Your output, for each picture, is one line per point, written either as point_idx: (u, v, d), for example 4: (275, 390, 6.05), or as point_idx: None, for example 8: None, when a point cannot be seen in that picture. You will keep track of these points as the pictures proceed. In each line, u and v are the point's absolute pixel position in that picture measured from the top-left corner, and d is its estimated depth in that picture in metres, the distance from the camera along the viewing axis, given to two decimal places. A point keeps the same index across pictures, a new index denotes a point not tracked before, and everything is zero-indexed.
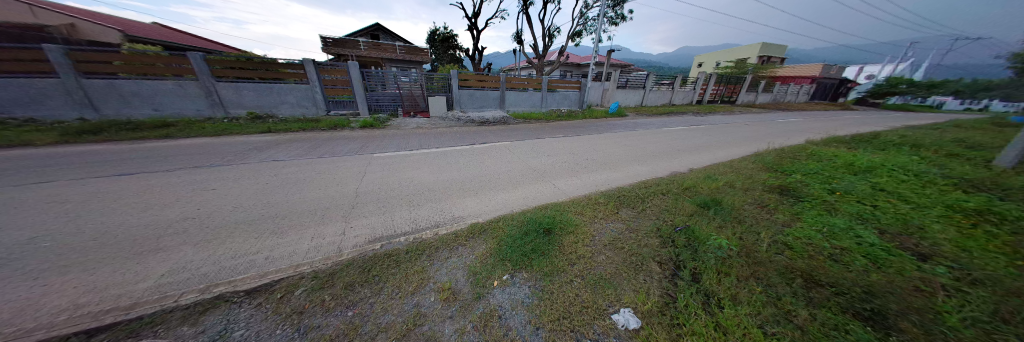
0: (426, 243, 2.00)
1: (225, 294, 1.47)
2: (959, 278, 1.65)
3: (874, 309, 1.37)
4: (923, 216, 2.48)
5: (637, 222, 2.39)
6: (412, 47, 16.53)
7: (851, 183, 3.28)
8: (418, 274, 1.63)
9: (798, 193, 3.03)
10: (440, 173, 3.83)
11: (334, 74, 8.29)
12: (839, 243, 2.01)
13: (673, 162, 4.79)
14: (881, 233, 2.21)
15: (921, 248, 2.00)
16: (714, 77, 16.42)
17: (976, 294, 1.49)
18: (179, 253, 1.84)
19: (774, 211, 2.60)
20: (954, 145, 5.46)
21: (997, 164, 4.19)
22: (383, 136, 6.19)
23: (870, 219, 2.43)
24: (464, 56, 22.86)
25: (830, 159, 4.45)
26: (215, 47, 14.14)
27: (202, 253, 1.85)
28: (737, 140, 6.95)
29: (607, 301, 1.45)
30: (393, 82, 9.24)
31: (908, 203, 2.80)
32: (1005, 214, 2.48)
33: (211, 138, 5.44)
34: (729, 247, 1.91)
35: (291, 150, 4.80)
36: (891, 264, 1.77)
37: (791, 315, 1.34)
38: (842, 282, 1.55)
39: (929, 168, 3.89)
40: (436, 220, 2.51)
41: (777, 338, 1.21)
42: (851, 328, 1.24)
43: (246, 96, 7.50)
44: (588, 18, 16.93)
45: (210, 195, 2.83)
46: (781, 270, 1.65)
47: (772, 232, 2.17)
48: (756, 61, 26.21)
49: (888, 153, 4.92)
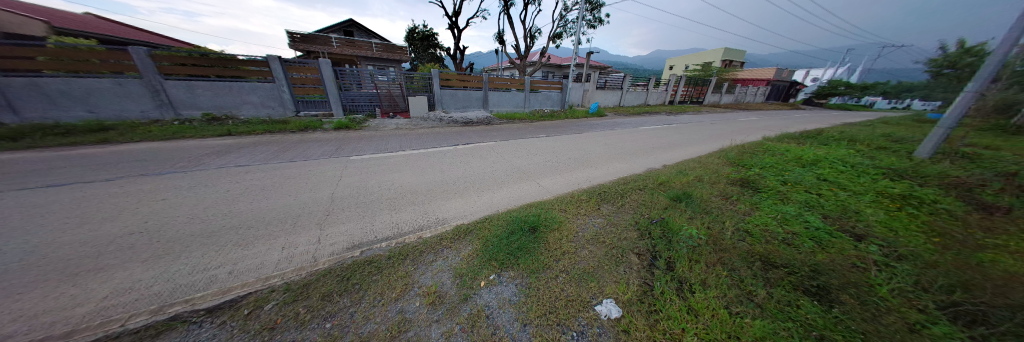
0: (410, 246, 1.98)
1: (181, 315, 1.35)
2: (888, 255, 1.90)
3: (820, 286, 1.55)
4: (860, 202, 2.83)
5: (617, 216, 2.51)
6: (390, 45, 15.73)
7: (800, 175, 3.67)
8: (402, 280, 1.61)
9: (756, 185, 3.33)
10: (423, 175, 3.77)
11: (304, 72, 7.85)
12: (791, 229, 2.25)
13: (649, 159, 5.07)
14: (826, 218, 2.49)
15: (858, 229, 2.28)
16: (684, 78, 17.49)
17: (901, 268, 1.73)
18: (123, 272, 1.65)
19: (736, 202, 2.85)
20: (883, 139, 6.26)
21: (915, 155, 4.84)
22: (360, 138, 5.97)
23: (816, 206, 2.73)
24: (445, 55, 22.50)
25: (782, 153, 4.94)
26: (164, 42, 12.83)
27: (152, 271, 1.68)
28: (705, 138, 7.46)
29: (590, 293, 1.52)
30: (370, 81, 8.94)
31: (846, 190, 3.18)
32: (920, 199, 2.91)
33: (161, 143, 4.95)
34: (698, 236, 2.07)
35: (256, 154, 4.49)
36: (833, 245, 2.02)
37: (752, 294, 1.50)
38: (793, 263, 1.74)
39: (862, 159, 4.43)
40: (420, 223, 2.48)
41: (741, 317, 1.34)
42: (801, 304, 1.41)
43: (202, 96, 6.88)
44: (568, 20, 17.31)
45: (161, 206, 2.58)
46: (742, 255, 1.83)
47: (734, 221, 2.38)
48: (721, 64, 28.25)
49: (830, 147, 5.54)
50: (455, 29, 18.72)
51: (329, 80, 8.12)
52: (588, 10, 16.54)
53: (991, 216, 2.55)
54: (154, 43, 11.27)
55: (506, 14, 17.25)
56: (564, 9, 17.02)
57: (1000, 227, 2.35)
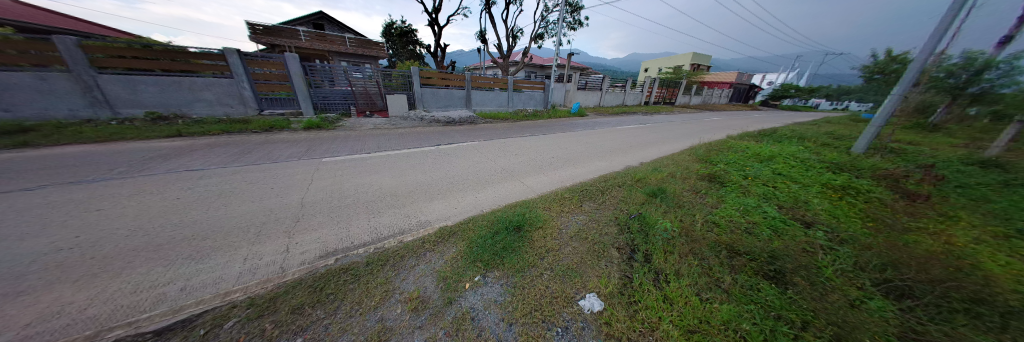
0: (390, 251, 1.91)
1: (123, 339, 1.19)
2: (832, 239, 2.14)
3: (777, 270, 1.71)
4: (808, 193, 3.16)
5: (598, 213, 2.60)
6: (365, 40, 14.94)
7: (759, 170, 4.01)
8: (382, 287, 1.55)
9: (721, 180, 3.60)
10: (403, 176, 3.64)
11: (267, 67, 7.24)
12: (752, 219, 2.46)
13: (627, 157, 5.30)
14: (781, 208, 2.74)
15: (807, 217, 2.54)
16: (658, 80, 18.43)
17: (843, 251, 1.96)
18: (48, 295, 1.43)
19: (705, 196, 3.06)
20: (826, 137, 7.03)
21: (853, 151, 5.44)
22: (334, 139, 5.65)
23: (773, 198, 3.00)
24: (424, 53, 21.90)
25: (743, 150, 5.37)
26: (98, 31, 11.34)
27: (84, 292, 1.46)
28: (677, 137, 7.92)
29: (574, 289, 1.56)
30: (344, 78, 8.61)
31: (798, 183, 3.53)
32: (857, 189, 3.30)
33: (96, 145, 4.36)
34: (672, 229, 2.20)
35: (213, 157, 4.08)
36: (787, 232, 2.24)
37: (720, 281, 1.62)
38: (754, 250, 1.90)
39: (810, 155, 4.95)
40: (400, 227, 2.39)
41: (710, 303, 1.45)
42: (761, 287, 1.55)
43: (146, 92, 6.13)
44: (549, 21, 17.57)
45: (96, 217, 2.27)
46: (711, 245, 1.97)
47: (703, 213, 2.55)
48: (690, 67, 30.12)
49: (784, 144, 6.12)
50: (435, 26, 18.29)
51: (296, 76, 7.59)
52: (568, 12, 16.89)
53: (913, 203, 2.96)
54: (86, 32, 9.94)
55: (488, 13, 17.17)
56: (545, 10, 17.25)
57: (919, 212, 2.74)
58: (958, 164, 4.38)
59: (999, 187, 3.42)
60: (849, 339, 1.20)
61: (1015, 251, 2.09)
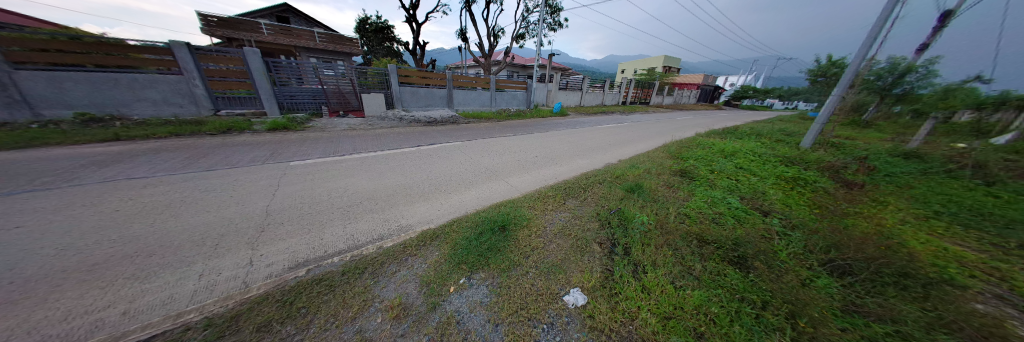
0: (369, 258, 1.83)
1: None
2: (786, 225, 2.38)
3: (740, 256, 1.86)
4: (765, 184, 3.48)
5: (580, 209, 2.67)
6: (336, 36, 14.07)
7: (724, 165, 4.33)
8: (360, 296, 1.48)
9: (691, 174, 3.86)
10: (381, 179, 3.51)
11: (223, 62, 6.60)
12: (718, 210, 2.65)
13: (606, 155, 5.50)
14: (743, 199, 2.98)
15: (765, 206, 2.79)
16: (633, 81, 19.27)
17: (794, 236, 2.17)
18: None
19: (677, 190, 3.25)
20: (779, 134, 7.78)
21: (801, 146, 6.05)
22: (304, 141, 5.28)
23: (736, 190, 3.26)
24: (402, 50, 21.15)
25: (709, 147, 5.78)
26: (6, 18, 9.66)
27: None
28: (652, 135, 8.33)
29: (559, 285, 1.59)
30: (314, 75, 8.08)
31: (756, 175, 3.87)
32: (805, 179, 3.69)
33: (5, 152, 3.71)
34: (648, 222, 2.31)
35: (160, 163, 3.64)
36: (748, 220, 2.45)
37: (691, 269, 1.73)
38: (721, 239, 2.05)
39: (766, 150, 5.44)
40: (378, 232, 2.28)
41: (684, 290, 1.54)
42: (727, 272, 1.68)
43: (72, 90, 5.33)
44: (529, 21, 17.69)
45: (12, 236, 1.93)
46: (683, 236, 2.10)
47: (676, 206, 2.71)
48: (662, 69, 31.87)
49: (745, 140, 6.68)
50: (413, 23, 17.74)
51: (258, 73, 7.00)
52: (548, 13, 17.20)
53: (851, 191, 3.36)
54: None
55: (468, 11, 17.00)
56: (525, 11, 17.36)
57: (856, 198, 3.11)
58: (886, 156, 5.02)
59: (917, 175, 3.98)
60: (801, 315, 1.34)
61: (930, 229, 2.45)
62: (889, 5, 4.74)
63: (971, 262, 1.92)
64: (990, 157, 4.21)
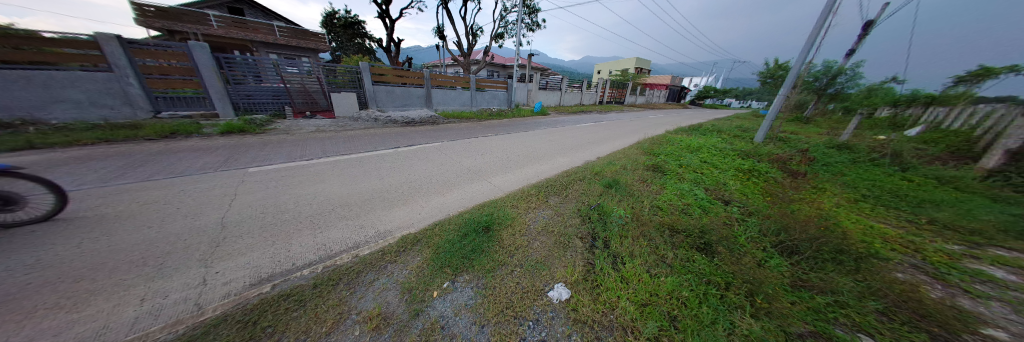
0: (344, 268, 1.73)
1: None
2: (743, 212, 2.62)
3: (707, 243, 2.01)
4: (726, 176, 3.80)
5: (562, 206, 2.73)
6: (299, 31, 13.01)
7: (690, 159, 4.66)
8: (335, 308, 1.40)
9: (662, 169, 4.11)
10: (356, 183, 3.33)
11: (164, 58, 5.82)
12: (687, 201, 2.85)
13: (585, 152, 5.65)
14: (709, 190, 3.23)
15: (727, 196, 3.03)
16: (608, 82, 20.03)
17: (750, 221, 2.40)
18: None
19: (651, 184, 3.44)
20: (736, 130, 8.53)
21: (756, 140, 6.68)
22: (266, 144, 4.85)
23: (702, 182, 3.52)
24: (374, 47, 20.14)
25: (678, 143, 6.18)
26: None
27: None
28: (626, 133, 8.73)
29: (543, 281, 1.62)
30: (274, 73, 7.47)
31: (719, 168, 4.22)
32: (759, 170, 4.08)
33: None
34: (625, 216, 2.42)
35: (87, 174, 3.14)
36: (712, 210, 2.65)
37: (664, 257, 1.84)
38: (689, 227, 2.20)
39: (726, 145, 5.94)
40: (353, 240, 2.16)
41: (658, 277, 1.63)
42: (696, 259, 1.81)
43: None
44: (507, 21, 17.67)
45: None
46: (657, 227, 2.22)
47: (650, 199, 2.87)
48: (634, 70, 33.50)
49: (708, 137, 7.23)
50: (386, 19, 16.99)
51: (207, 70, 6.29)
52: (525, 14, 17.34)
53: (796, 179, 3.79)
54: None
55: (444, 8, 16.62)
56: (503, 10, 17.30)
57: (800, 186, 3.51)
58: (825, 148, 5.70)
59: (848, 164, 4.57)
60: (758, 292, 1.48)
61: (860, 211, 2.82)
62: (823, 15, 5.38)
63: (891, 238, 2.24)
64: (902, 147, 4.95)
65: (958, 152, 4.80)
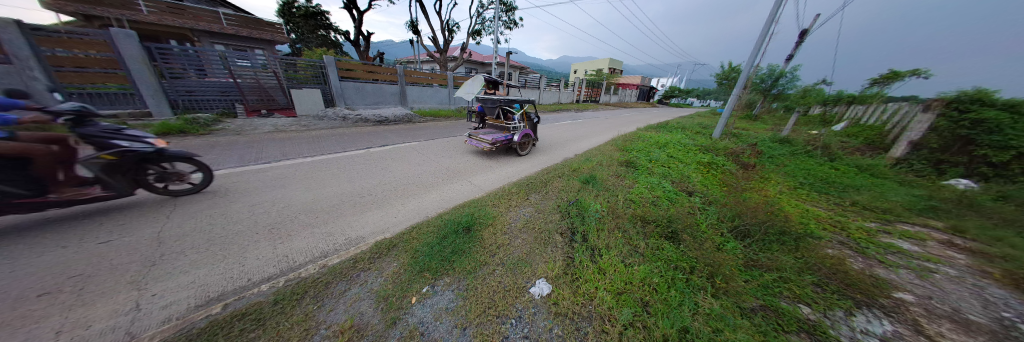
0: (310, 280, 1.60)
1: None
2: (704, 202, 2.85)
3: (674, 231, 2.15)
4: (689, 169, 4.12)
5: (542, 203, 2.77)
6: (251, 20, 11.76)
7: (659, 154, 4.98)
8: (302, 324, 1.29)
9: (634, 164, 4.33)
10: (321, 187, 3.09)
11: (77, 47, 4.90)
12: (656, 193, 3.03)
13: (563, 150, 5.79)
14: (675, 183, 3.47)
15: (691, 188, 3.28)
16: (583, 81, 20.65)
17: (710, 210, 2.62)
18: None
19: (624, 178, 3.61)
20: (697, 127, 9.27)
21: (714, 136, 7.31)
22: (213, 146, 4.32)
23: (670, 175, 3.78)
24: (340, 40, 18.79)
25: (647, 139, 6.57)
26: None
27: None
28: (601, 130, 9.09)
29: (525, 278, 1.63)
30: (221, 66, 6.66)
31: (683, 162, 4.55)
32: (717, 163, 4.48)
33: None
34: (601, 210, 2.52)
35: None
36: (678, 201, 2.85)
37: (637, 247, 1.94)
38: (658, 217, 2.35)
39: (690, 141, 6.44)
40: (320, 249, 2.01)
41: (631, 267, 1.71)
42: (664, 247, 1.93)
43: None
44: (483, 18, 17.40)
45: None
46: (630, 219, 2.34)
47: (623, 193, 3.01)
48: (608, 70, 34.89)
49: (674, 133, 7.76)
50: (352, 11, 15.92)
51: (134, 62, 5.36)
52: (501, 11, 17.22)
53: (748, 170, 4.21)
54: None
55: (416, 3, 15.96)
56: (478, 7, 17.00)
57: (750, 176, 3.91)
58: (771, 142, 6.41)
59: (789, 156, 5.17)
60: (717, 274, 1.62)
61: (799, 196, 3.21)
62: (768, 24, 6.00)
63: (824, 219, 2.57)
64: (831, 141, 5.70)
65: (873, 144, 5.64)
